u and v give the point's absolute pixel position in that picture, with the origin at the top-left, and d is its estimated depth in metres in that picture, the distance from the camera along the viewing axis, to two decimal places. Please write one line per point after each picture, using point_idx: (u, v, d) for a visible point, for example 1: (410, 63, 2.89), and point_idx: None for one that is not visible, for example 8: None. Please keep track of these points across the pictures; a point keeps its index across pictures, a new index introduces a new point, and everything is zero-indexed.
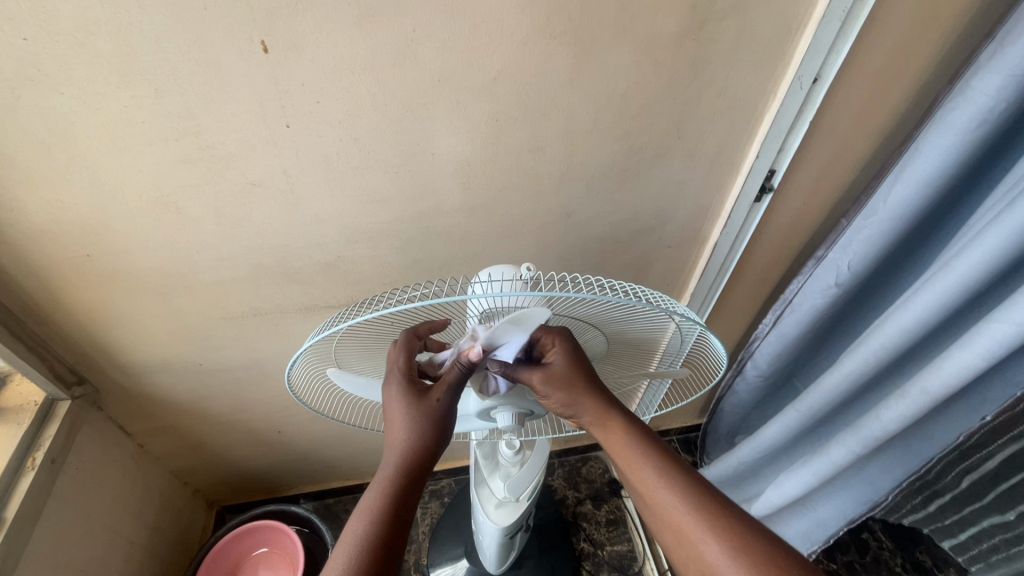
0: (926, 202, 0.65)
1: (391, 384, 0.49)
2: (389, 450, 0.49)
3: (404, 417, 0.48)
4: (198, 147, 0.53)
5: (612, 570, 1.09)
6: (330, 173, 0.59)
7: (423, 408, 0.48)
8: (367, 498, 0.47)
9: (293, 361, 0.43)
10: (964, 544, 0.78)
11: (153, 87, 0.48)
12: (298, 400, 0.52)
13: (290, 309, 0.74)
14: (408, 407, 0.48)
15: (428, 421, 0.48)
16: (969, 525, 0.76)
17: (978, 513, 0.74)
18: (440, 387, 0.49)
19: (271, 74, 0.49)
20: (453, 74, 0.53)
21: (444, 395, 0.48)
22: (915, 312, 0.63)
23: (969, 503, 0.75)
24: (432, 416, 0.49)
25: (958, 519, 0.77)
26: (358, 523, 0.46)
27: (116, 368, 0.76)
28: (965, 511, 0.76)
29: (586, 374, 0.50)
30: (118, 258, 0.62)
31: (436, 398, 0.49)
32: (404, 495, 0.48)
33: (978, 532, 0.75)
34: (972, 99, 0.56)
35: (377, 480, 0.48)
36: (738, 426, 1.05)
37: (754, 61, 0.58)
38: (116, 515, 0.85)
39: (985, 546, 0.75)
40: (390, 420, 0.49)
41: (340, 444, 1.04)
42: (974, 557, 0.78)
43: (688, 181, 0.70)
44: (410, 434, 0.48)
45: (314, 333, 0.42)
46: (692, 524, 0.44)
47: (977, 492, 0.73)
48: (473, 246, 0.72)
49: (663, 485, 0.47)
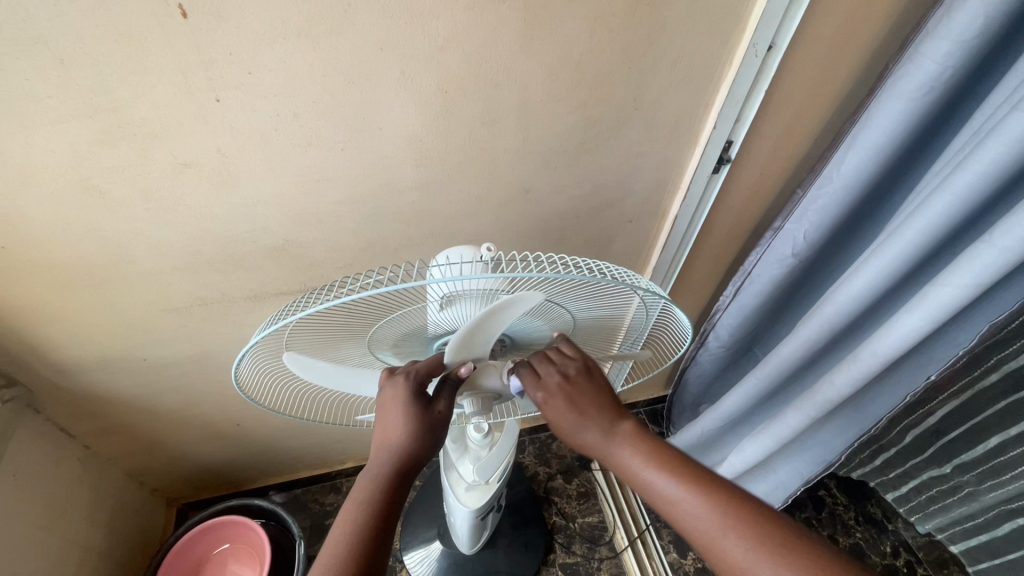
0: (876, 170, 0.66)
1: (398, 392, 0.47)
2: (382, 450, 0.47)
3: (406, 425, 0.47)
4: (119, 125, 0.49)
5: (584, 542, 1.11)
6: (269, 152, 0.55)
7: (427, 419, 0.47)
8: (359, 492, 0.47)
9: (239, 356, 0.40)
10: (904, 497, 0.82)
11: (56, 57, 0.43)
12: (240, 390, 0.47)
13: (239, 297, 0.70)
14: (412, 417, 0.47)
15: (429, 431, 0.48)
16: (910, 478, 0.80)
17: (918, 466, 0.78)
18: (443, 399, 0.49)
19: (192, 41, 0.45)
20: (396, 42, 0.50)
21: (446, 408, 0.49)
22: (865, 279, 0.64)
23: (913, 457, 0.79)
24: (434, 427, 0.48)
25: (901, 472, 0.81)
26: (350, 514, 0.45)
27: (50, 368, 0.71)
28: (908, 465, 0.80)
29: (588, 388, 0.48)
30: (39, 249, 0.57)
31: (439, 411, 0.48)
32: (393, 496, 0.47)
33: (917, 484, 0.80)
34: (920, 66, 0.56)
35: (368, 476, 0.47)
36: (702, 396, 1.08)
37: (710, 28, 0.56)
38: (64, 520, 0.81)
39: (924, 497, 0.80)
40: (386, 423, 0.47)
41: (305, 434, 1.01)
42: (913, 508, 0.82)
43: (647, 152, 0.69)
44: (409, 440, 0.47)
45: (261, 327, 0.39)
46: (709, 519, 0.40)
47: (920, 446, 0.77)
48: (429, 225, 0.69)
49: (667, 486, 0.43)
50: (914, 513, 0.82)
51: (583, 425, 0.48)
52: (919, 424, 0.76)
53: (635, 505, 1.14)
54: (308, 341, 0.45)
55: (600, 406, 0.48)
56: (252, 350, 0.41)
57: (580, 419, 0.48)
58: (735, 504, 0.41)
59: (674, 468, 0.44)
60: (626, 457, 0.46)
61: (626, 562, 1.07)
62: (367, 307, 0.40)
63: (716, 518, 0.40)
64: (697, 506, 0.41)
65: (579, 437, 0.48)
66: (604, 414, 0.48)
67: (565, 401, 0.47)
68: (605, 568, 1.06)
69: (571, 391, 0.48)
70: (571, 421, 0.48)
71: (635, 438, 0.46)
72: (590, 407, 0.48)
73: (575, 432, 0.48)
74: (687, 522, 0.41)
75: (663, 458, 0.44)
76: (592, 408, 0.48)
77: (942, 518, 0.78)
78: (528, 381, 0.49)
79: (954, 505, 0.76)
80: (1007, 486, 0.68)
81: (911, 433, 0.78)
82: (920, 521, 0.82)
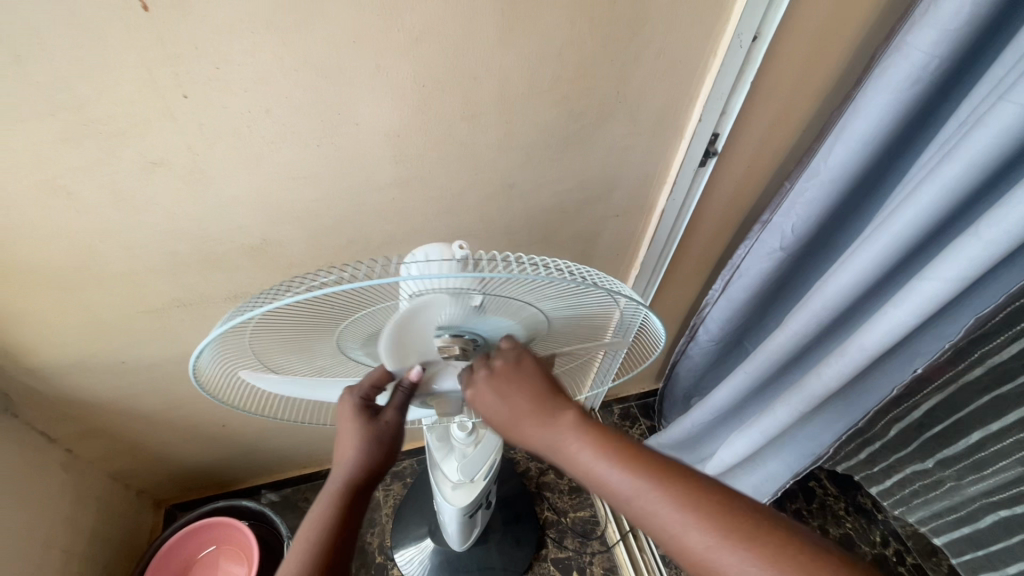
0: (864, 161, 0.65)
1: (345, 407, 0.49)
2: (337, 465, 0.49)
3: (355, 438, 0.48)
4: (83, 123, 0.47)
5: (576, 536, 1.11)
6: (242, 150, 0.54)
7: (375, 432, 0.49)
8: (316, 508, 0.48)
9: (196, 351, 0.38)
10: (889, 490, 0.83)
11: (12, 54, 0.42)
12: (199, 388, 0.45)
13: (219, 297, 0.69)
14: (360, 430, 0.48)
15: (378, 441, 0.49)
16: (894, 471, 0.80)
17: (902, 460, 0.78)
18: (389, 409, 0.50)
19: (155, 35, 0.43)
20: (369, 35, 0.48)
21: (393, 417, 0.49)
22: (853, 272, 0.64)
23: (897, 451, 0.79)
24: (383, 436, 0.49)
25: (886, 465, 0.81)
26: (310, 531, 0.47)
27: (26, 372, 0.69)
28: (892, 459, 0.80)
29: (518, 380, 0.43)
30: (6, 251, 0.55)
31: (385, 420, 0.49)
32: (351, 507, 0.48)
33: (902, 478, 0.80)
34: (908, 56, 0.55)
35: (325, 492, 0.49)
36: (692, 389, 1.08)
37: (693, 17, 0.55)
38: (46, 526, 0.79)
39: (908, 491, 0.80)
40: (339, 438, 0.49)
41: (293, 433, 1.01)
42: (897, 501, 0.82)
43: (632, 145, 0.68)
44: (359, 452, 0.48)
45: (221, 322, 0.37)
46: (674, 517, 0.36)
47: (904, 439, 0.77)
48: (412, 222, 0.68)
49: (622, 486, 0.38)
50: (898, 506, 0.82)
51: (517, 423, 0.42)
52: (903, 417, 0.75)
53: None
54: (275, 342, 0.45)
55: (533, 396, 0.42)
56: (213, 344, 0.39)
57: (514, 415, 0.42)
58: (703, 500, 0.36)
59: (637, 463, 0.38)
60: (575, 459, 0.40)
61: (618, 557, 1.06)
62: (333, 306, 0.39)
63: (686, 518, 0.36)
64: (659, 505, 0.36)
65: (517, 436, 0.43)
66: (539, 408, 0.42)
67: (500, 397, 0.43)
68: (597, 562, 1.06)
69: (505, 388, 0.43)
70: (508, 417, 0.43)
71: (575, 429, 0.41)
72: (523, 403, 0.42)
73: (514, 433, 0.43)
74: (654, 524, 0.37)
75: (609, 452, 0.39)
76: (521, 403, 0.42)
77: (925, 511, 0.79)
78: (467, 382, 0.46)
79: (936, 499, 0.76)
80: (988, 481, 0.69)
81: (896, 426, 0.77)
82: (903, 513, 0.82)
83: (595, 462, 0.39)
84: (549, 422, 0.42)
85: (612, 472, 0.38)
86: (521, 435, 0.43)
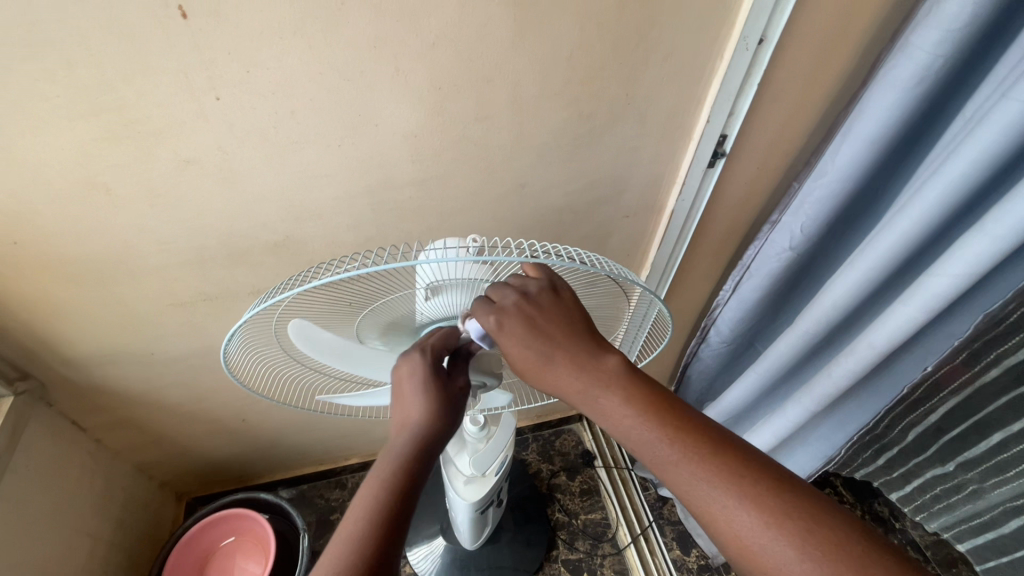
0: (871, 162, 0.66)
1: (421, 362, 0.49)
2: (404, 426, 0.48)
3: (429, 396, 0.49)
4: (123, 124, 0.51)
5: (587, 538, 1.11)
6: (269, 149, 0.57)
7: (451, 392, 0.51)
8: (377, 471, 0.45)
9: (229, 337, 0.42)
10: (909, 496, 0.81)
11: (63, 59, 0.45)
12: (236, 379, 0.51)
13: (243, 292, 0.72)
14: (436, 386, 0.50)
15: (452, 403, 0.51)
16: (915, 476, 0.79)
17: (923, 465, 0.77)
18: (461, 375, 0.53)
19: (192, 41, 0.47)
20: (389, 40, 0.51)
21: (465, 383, 0.53)
22: (862, 270, 0.64)
23: (915, 455, 0.77)
24: (454, 400, 0.51)
25: (905, 471, 0.80)
26: (373, 489, 0.43)
27: (62, 362, 0.73)
28: (911, 464, 0.78)
29: (562, 318, 0.42)
30: (49, 245, 0.59)
31: (460, 384, 0.52)
32: (416, 469, 0.46)
33: (922, 483, 0.78)
34: (911, 56, 0.57)
35: (387, 456, 0.47)
36: (705, 393, 1.07)
37: (699, 22, 0.57)
38: (75, 512, 0.83)
39: (929, 496, 0.78)
40: (408, 393, 0.49)
41: (310, 430, 1.03)
42: (917, 507, 0.80)
43: (641, 146, 0.69)
44: (436, 407, 0.49)
45: (252, 306, 0.41)
46: (695, 478, 0.36)
47: (922, 443, 0.76)
48: (428, 221, 0.71)
49: (654, 440, 0.39)
50: (919, 512, 0.80)
51: (559, 362, 0.42)
52: (920, 421, 0.75)
53: (638, 502, 1.15)
54: (299, 325, 0.49)
55: (576, 341, 0.43)
56: (243, 328, 0.44)
57: (552, 354, 0.42)
58: (732, 463, 0.36)
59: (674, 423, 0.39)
60: (610, 407, 0.41)
61: (629, 560, 1.07)
62: (355, 288, 0.43)
63: (713, 479, 0.36)
64: (687, 465, 0.37)
65: (556, 381, 0.43)
66: (583, 356, 0.42)
67: (537, 331, 0.42)
68: (608, 564, 1.07)
69: (544, 318, 0.42)
70: (546, 357, 0.43)
71: (618, 382, 0.41)
72: (563, 346, 0.42)
73: (549, 375, 0.43)
74: (677, 482, 0.37)
75: (649, 407, 0.40)
76: (557, 342, 0.42)
77: (947, 517, 0.77)
78: (484, 312, 0.42)
79: (959, 503, 0.75)
80: (1011, 484, 0.68)
81: (913, 431, 0.76)
82: (923, 520, 0.80)
83: (632, 416, 0.40)
84: (591, 367, 0.42)
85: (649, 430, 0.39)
86: (557, 376, 0.43)
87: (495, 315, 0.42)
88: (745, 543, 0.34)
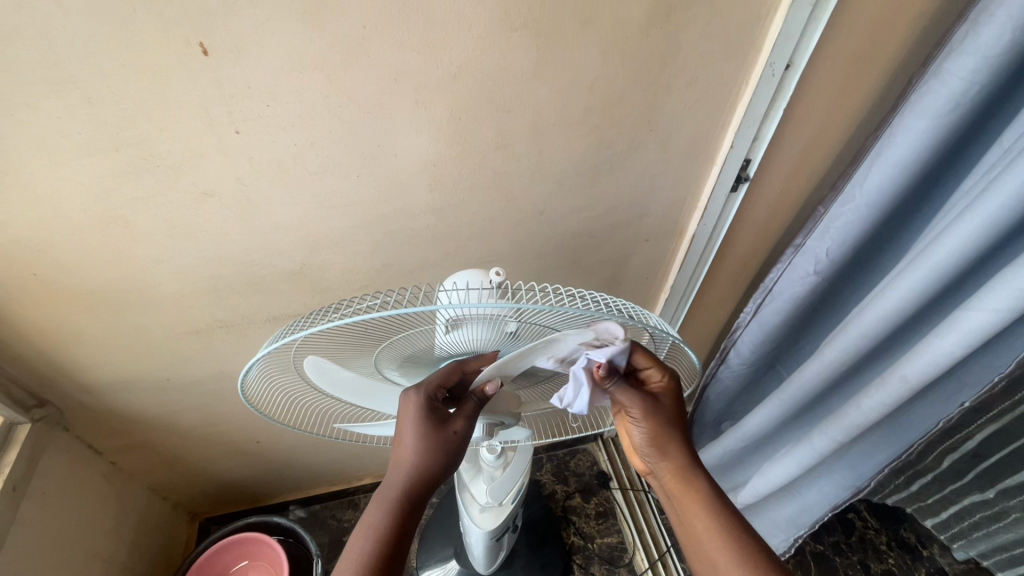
0: (902, 187, 0.64)
1: (416, 403, 0.49)
2: (398, 468, 0.50)
3: (419, 442, 0.49)
4: (142, 157, 0.50)
5: (603, 563, 1.09)
6: (286, 180, 0.56)
7: (443, 439, 0.49)
8: (372, 516, 0.49)
9: (245, 370, 0.41)
10: (946, 523, 0.78)
11: (85, 96, 0.45)
12: (257, 412, 0.51)
13: (257, 319, 0.71)
14: (428, 432, 0.49)
15: (442, 450, 0.49)
16: (951, 503, 0.76)
17: (959, 491, 0.74)
18: (460, 418, 0.50)
19: (212, 76, 0.46)
20: (410, 72, 0.50)
21: (463, 426, 0.50)
22: (894, 298, 0.62)
23: (951, 482, 0.74)
24: (447, 446, 0.50)
25: (940, 497, 0.77)
26: (364, 540, 0.47)
27: (78, 388, 0.73)
28: (947, 490, 0.75)
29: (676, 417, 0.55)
30: (68, 275, 0.59)
31: (455, 429, 0.50)
32: (407, 515, 0.49)
33: (958, 510, 0.75)
34: (946, 82, 0.55)
35: (382, 499, 0.49)
36: (722, 414, 1.05)
37: (725, 49, 0.56)
38: (90, 536, 0.83)
39: (966, 523, 0.76)
40: (402, 438, 0.50)
41: (324, 451, 1.02)
42: (955, 534, 0.78)
43: (663, 171, 0.68)
44: (425, 455, 0.49)
45: (268, 341, 0.40)
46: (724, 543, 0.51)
47: (959, 470, 0.73)
48: (444, 247, 0.70)
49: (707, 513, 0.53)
50: (957, 539, 0.78)
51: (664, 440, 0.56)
52: (956, 448, 0.72)
53: (656, 525, 1.12)
54: (317, 360, 0.48)
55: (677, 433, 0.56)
56: (260, 363, 0.43)
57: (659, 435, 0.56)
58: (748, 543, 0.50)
59: (735, 511, 0.53)
60: (686, 475, 0.56)
61: None
62: (373, 326, 0.42)
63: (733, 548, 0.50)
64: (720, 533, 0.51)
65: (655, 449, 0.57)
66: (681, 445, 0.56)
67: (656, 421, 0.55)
68: None
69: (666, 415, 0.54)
70: (666, 426, 0.55)
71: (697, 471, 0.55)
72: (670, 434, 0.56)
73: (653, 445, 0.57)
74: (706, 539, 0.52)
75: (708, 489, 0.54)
76: (676, 435, 0.56)
77: (987, 544, 0.75)
78: (652, 358, 0.51)
79: (1000, 531, 0.72)
80: None
81: (948, 457, 0.73)
82: (962, 548, 0.78)
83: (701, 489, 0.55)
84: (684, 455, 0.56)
85: (710, 506, 0.53)
86: (657, 448, 0.57)
87: (663, 374, 0.53)
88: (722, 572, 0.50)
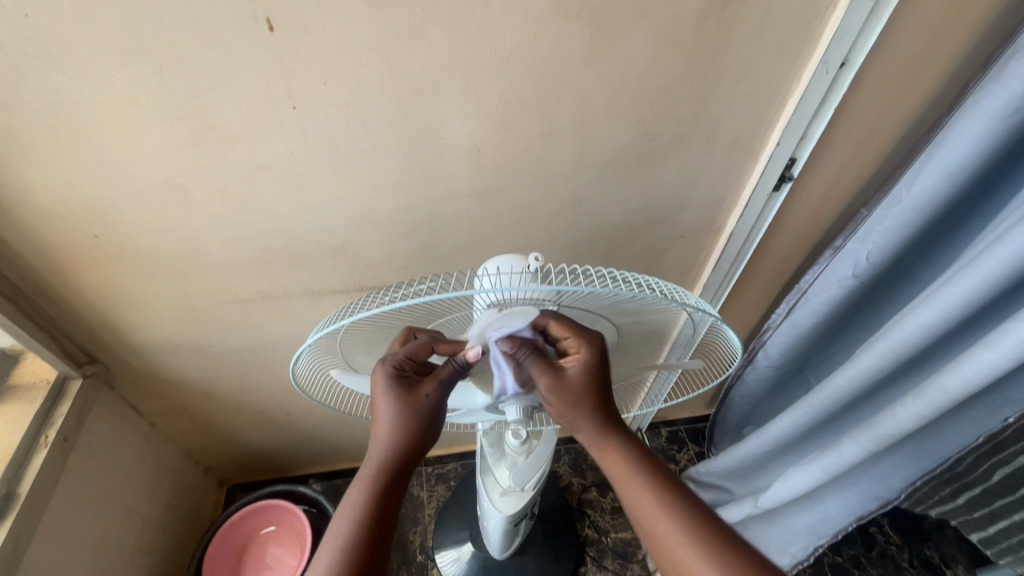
0: (952, 192, 0.62)
1: (381, 375, 0.49)
2: (374, 442, 0.50)
3: (391, 414, 0.49)
4: (203, 128, 0.53)
5: (615, 557, 1.10)
6: (336, 158, 0.58)
7: (414, 408, 0.49)
8: (351, 496, 0.49)
9: (298, 353, 0.43)
10: (992, 538, 0.71)
11: (155, 66, 0.47)
12: (302, 391, 0.52)
13: (298, 292, 0.74)
14: (397, 401, 0.49)
15: (416, 415, 0.49)
16: (999, 518, 0.69)
17: (1010, 507, 0.67)
18: (432, 382, 0.50)
19: (276, 52, 0.48)
20: (463, 56, 0.51)
21: (435, 391, 0.49)
22: (938, 308, 0.60)
23: (1000, 496, 0.68)
24: (419, 411, 0.50)
25: (989, 512, 0.71)
26: (343, 520, 0.48)
27: (126, 348, 0.77)
28: (997, 505, 0.69)
29: (594, 386, 0.50)
30: (126, 239, 0.61)
31: (425, 393, 0.49)
32: (387, 491, 0.50)
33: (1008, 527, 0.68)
34: (1006, 85, 0.53)
35: (360, 478, 0.50)
36: (747, 417, 1.04)
37: (777, 44, 0.55)
38: (128, 491, 0.87)
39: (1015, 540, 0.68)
40: (377, 409, 0.50)
41: (348, 428, 1.05)
42: (1001, 552, 0.70)
43: (704, 167, 0.68)
44: (399, 428, 0.49)
45: (318, 328, 0.41)
46: (654, 509, 0.48)
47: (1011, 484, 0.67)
48: (480, 233, 0.71)
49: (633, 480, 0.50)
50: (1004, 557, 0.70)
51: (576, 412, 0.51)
52: (1010, 459, 0.66)
53: None
54: (360, 338, 0.49)
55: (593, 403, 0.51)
56: (311, 346, 0.44)
57: (576, 405, 0.50)
58: (686, 505, 0.48)
59: (658, 468, 0.51)
60: (608, 445, 0.52)
61: None
62: (416, 309, 0.43)
63: (665, 514, 0.48)
64: (650, 501, 0.49)
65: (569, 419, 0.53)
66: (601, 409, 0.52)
67: (572, 398, 0.50)
68: None
69: (582, 388, 0.49)
70: (578, 398, 0.50)
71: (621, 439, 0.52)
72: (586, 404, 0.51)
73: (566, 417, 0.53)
74: (638, 509, 0.49)
75: (635, 454, 0.52)
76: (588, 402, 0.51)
77: None
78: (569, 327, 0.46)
79: None
80: None
81: (1000, 470, 0.68)
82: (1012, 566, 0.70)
83: (625, 454, 0.52)
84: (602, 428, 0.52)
85: (633, 469, 0.51)
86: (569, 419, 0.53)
87: (581, 345, 0.47)
88: (659, 539, 0.48)
